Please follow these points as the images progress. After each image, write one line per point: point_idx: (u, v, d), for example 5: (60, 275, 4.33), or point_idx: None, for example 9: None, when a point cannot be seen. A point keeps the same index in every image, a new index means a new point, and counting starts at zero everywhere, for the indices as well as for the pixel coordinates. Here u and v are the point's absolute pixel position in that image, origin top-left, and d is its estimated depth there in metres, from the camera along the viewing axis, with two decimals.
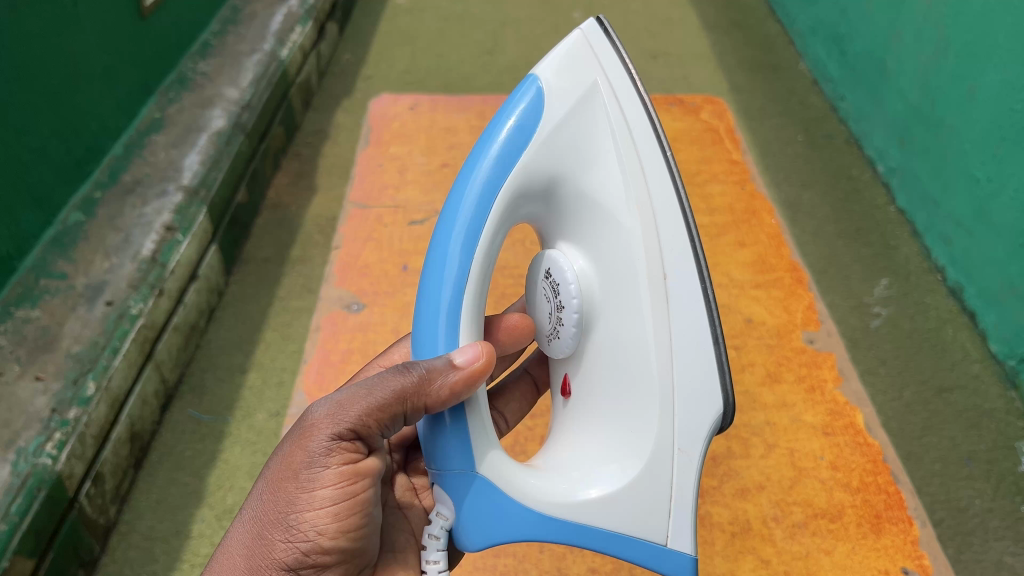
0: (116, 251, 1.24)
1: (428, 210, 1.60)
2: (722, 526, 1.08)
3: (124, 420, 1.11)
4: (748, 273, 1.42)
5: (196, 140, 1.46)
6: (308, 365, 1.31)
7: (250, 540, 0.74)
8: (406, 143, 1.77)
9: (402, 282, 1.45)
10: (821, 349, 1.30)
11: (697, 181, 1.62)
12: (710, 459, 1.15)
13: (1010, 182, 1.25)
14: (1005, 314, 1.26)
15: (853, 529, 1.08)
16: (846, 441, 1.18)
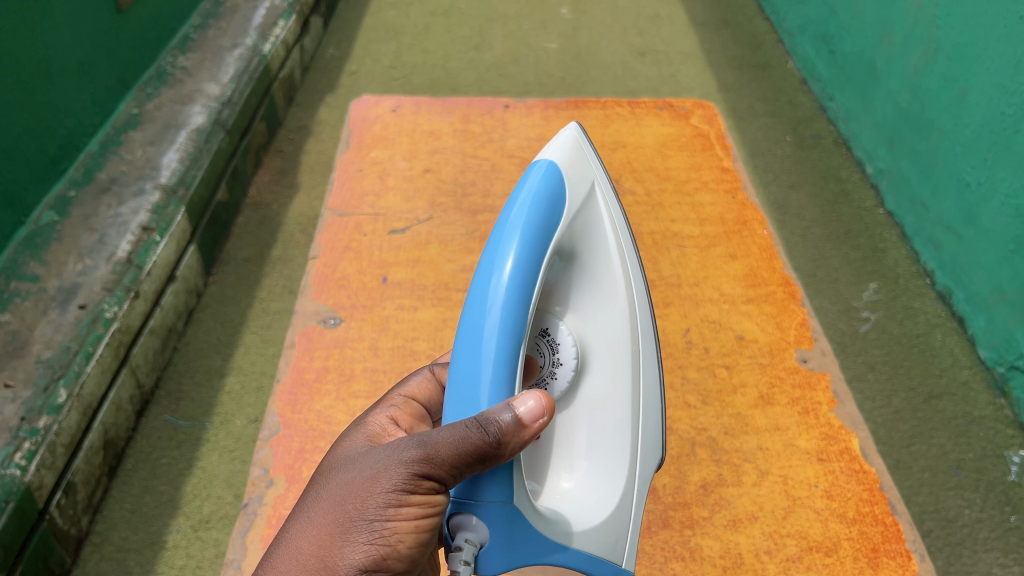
0: (90, 252, 1.21)
1: (407, 218, 1.54)
2: (711, 560, 1.04)
3: (97, 427, 1.08)
4: (739, 288, 1.38)
5: (175, 138, 1.43)
6: (281, 385, 1.25)
7: (318, 554, 0.64)
8: (388, 147, 1.72)
9: (381, 294, 1.38)
10: (814, 368, 1.26)
11: (686, 189, 1.59)
12: (698, 488, 1.11)
13: (1001, 186, 1.23)
14: (995, 320, 1.25)
15: (850, 563, 1.05)
16: (841, 468, 1.14)
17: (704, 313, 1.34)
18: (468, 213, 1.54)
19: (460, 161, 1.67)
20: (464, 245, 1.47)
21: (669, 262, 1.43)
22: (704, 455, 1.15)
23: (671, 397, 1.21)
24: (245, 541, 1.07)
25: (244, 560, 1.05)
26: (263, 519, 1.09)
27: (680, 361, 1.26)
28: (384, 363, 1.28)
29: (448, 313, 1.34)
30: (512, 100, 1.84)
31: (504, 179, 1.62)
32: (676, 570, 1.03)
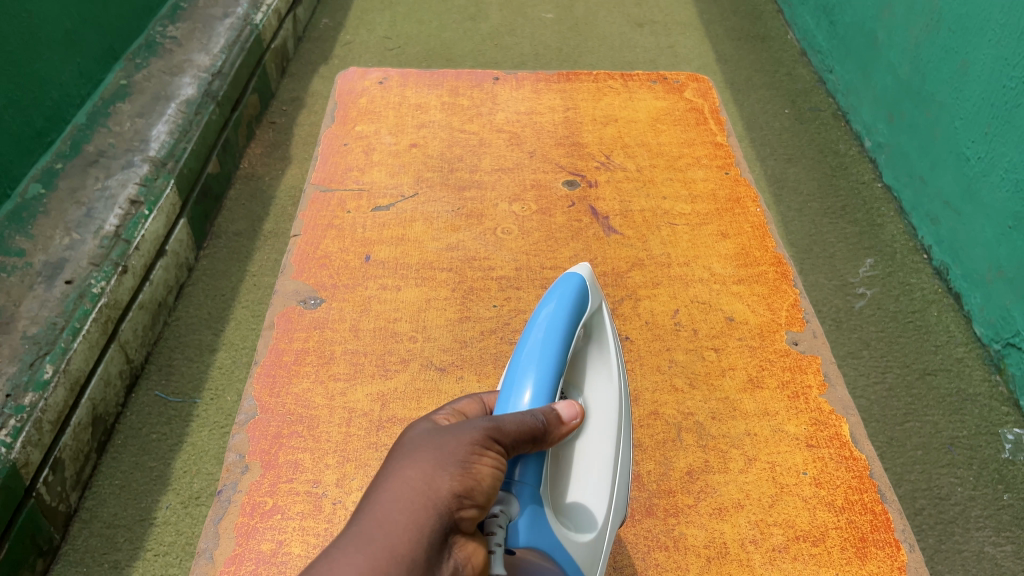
0: (77, 226, 1.19)
1: (394, 194, 1.40)
2: (696, 549, 0.91)
3: (86, 404, 1.07)
4: (730, 268, 1.26)
5: (165, 109, 1.41)
6: (260, 367, 1.10)
7: (418, 481, 0.52)
8: (374, 120, 1.57)
9: (363, 274, 1.24)
10: (805, 352, 1.13)
11: (679, 166, 1.47)
12: (684, 474, 0.98)
13: (1001, 161, 1.22)
14: (992, 297, 1.24)
15: (837, 553, 0.91)
16: (830, 455, 1.01)
17: (693, 294, 1.22)
18: (455, 190, 1.41)
19: (448, 136, 1.54)
20: (450, 222, 1.34)
21: (660, 241, 1.31)
22: (691, 443, 1.02)
23: (658, 380, 1.09)
24: (218, 530, 0.93)
25: (217, 549, 0.90)
26: (236, 506, 0.95)
27: (666, 343, 1.14)
28: (365, 346, 1.13)
29: (433, 293, 1.21)
30: (502, 73, 1.71)
31: (493, 154, 1.50)
32: (660, 564, 0.89)
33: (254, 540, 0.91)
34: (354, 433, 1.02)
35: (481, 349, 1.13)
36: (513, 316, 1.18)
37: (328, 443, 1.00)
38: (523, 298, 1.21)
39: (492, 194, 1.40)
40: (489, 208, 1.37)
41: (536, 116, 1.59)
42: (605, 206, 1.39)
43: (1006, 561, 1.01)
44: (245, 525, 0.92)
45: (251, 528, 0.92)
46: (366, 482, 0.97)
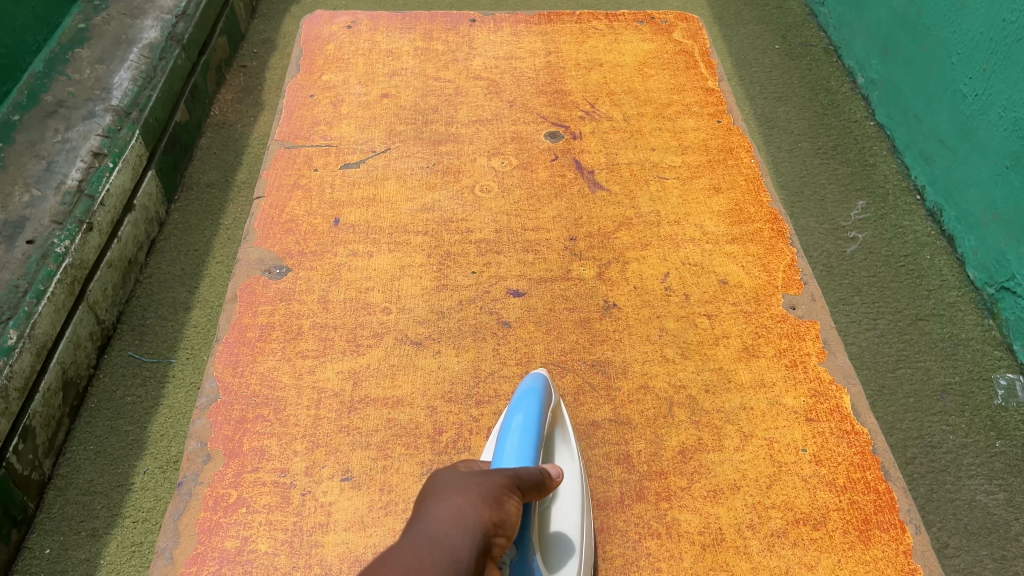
0: (37, 181, 1.15)
1: (364, 148, 1.35)
2: (690, 537, 0.90)
3: (55, 368, 1.03)
4: (723, 225, 1.23)
5: (126, 55, 1.35)
6: (222, 345, 1.08)
7: (465, 505, 0.55)
8: (343, 70, 1.50)
9: (334, 239, 1.20)
10: (803, 317, 1.11)
11: (668, 114, 1.42)
12: (677, 455, 0.97)
13: (999, 98, 1.18)
14: (986, 239, 1.21)
15: (839, 537, 0.91)
16: (830, 429, 1.00)
17: (685, 256, 1.19)
18: (431, 143, 1.36)
19: (422, 85, 1.47)
20: (425, 180, 1.29)
21: (648, 197, 1.27)
22: (683, 419, 1.01)
23: (648, 351, 1.07)
24: (178, 527, 0.92)
25: (177, 549, 0.90)
26: (198, 500, 0.94)
27: (657, 310, 1.12)
28: (336, 319, 1.10)
29: (407, 260, 1.17)
30: (480, 14, 1.64)
31: (470, 104, 1.44)
32: (652, 553, 0.89)
33: (217, 538, 0.90)
34: (324, 417, 1.01)
35: (460, 320, 1.10)
36: (493, 283, 1.15)
37: (296, 428, 0.99)
38: (505, 264, 1.18)
39: (470, 148, 1.35)
40: (467, 163, 1.32)
41: (515, 61, 1.53)
42: (590, 159, 1.34)
43: (997, 509, 0.99)
44: (208, 521, 0.92)
45: (214, 524, 0.91)
46: (340, 469, 0.95)
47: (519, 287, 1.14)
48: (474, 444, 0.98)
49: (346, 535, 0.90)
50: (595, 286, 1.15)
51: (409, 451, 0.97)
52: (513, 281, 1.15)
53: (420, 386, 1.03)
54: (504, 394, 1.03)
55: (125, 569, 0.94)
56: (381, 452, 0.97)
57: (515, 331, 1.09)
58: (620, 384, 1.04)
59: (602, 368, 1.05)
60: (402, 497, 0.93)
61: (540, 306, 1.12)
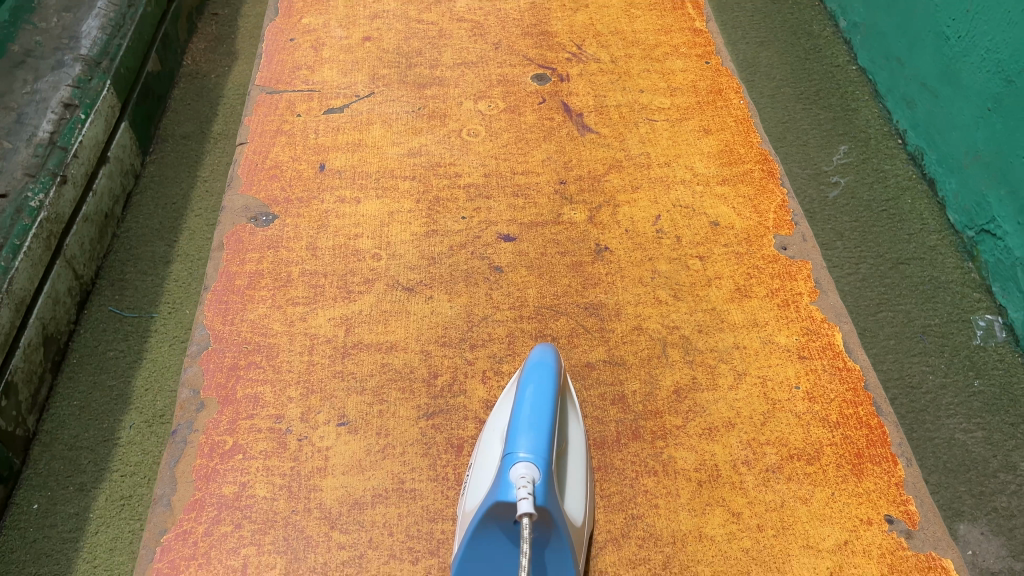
0: (8, 134, 1.12)
1: (348, 94, 1.34)
2: (686, 474, 0.93)
3: (35, 324, 1.02)
4: (712, 166, 1.25)
5: (94, 2, 1.31)
6: (211, 294, 1.09)
7: None
8: (323, 11, 1.49)
9: (320, 185, 1.21)
10: (795, 257, 1.14)
11: (655, 56, 1.43)
12: (672, 394, 1.00)
13: (981, 40, 1.18)
14: (967, 182, 1.21)
15: (832, 471, 0.94)
16: (823, 366, 1.03)
17: (675, 198, 1.21)
18: (416, 88, 1.35)
19: (404, 28, 1.45)
20: (411, 125, 1.29)
21: (638, 139, 1.29)
22: (677, 359, 1.03)
23: (641, 293, 1.09)
24: (174, 474, 0.94)
25: (174, 495, 0.92)
26: (193, 447, 0.96)
27: (647, 251, 1.14)
28: (325, 267, 1.12)
29: (397, 206, 1.18)
30: None
31: (453, 46, 1.43)
32: (649, 490, 0.92)
33: (215, 483, 0.93)
34: (318, 362, 1.03)
35: (451, 264, 1.12)
36: (484, 229, 1.16)
37: (290, 374, 1.01)
38: (495, 209, 1.19)
39: (456, 91, 1.35)
40: (453, 108, 1.32)
41: (499, 3, 1.52)
42: (578, 102, 1.34)
43: (975, 447, 1.01)
44: (205, 468, 0.94)
45: (211, 471, 0.94)
46: (336, 415, 0.98)
47: (510, 232, 1.16)
48: (471, 388, 1.00)
49: (343, 479, 0.93)
50: (587, 230, 1.16)
51: (404, 397, 0.99)
52: (503, 226, 1.17)
53: (414, 330, 1.05)
54: (498, 337, 1.04)
55: (115, 522, 0.94)
56: (377, 397, 0.99)
57: (505, 278, 1.11)
58: (613, 325, 1.06)
59: (595, 311, 1.07)
60: (399, 440, 0.96)
61: (532, 250, 1.14)
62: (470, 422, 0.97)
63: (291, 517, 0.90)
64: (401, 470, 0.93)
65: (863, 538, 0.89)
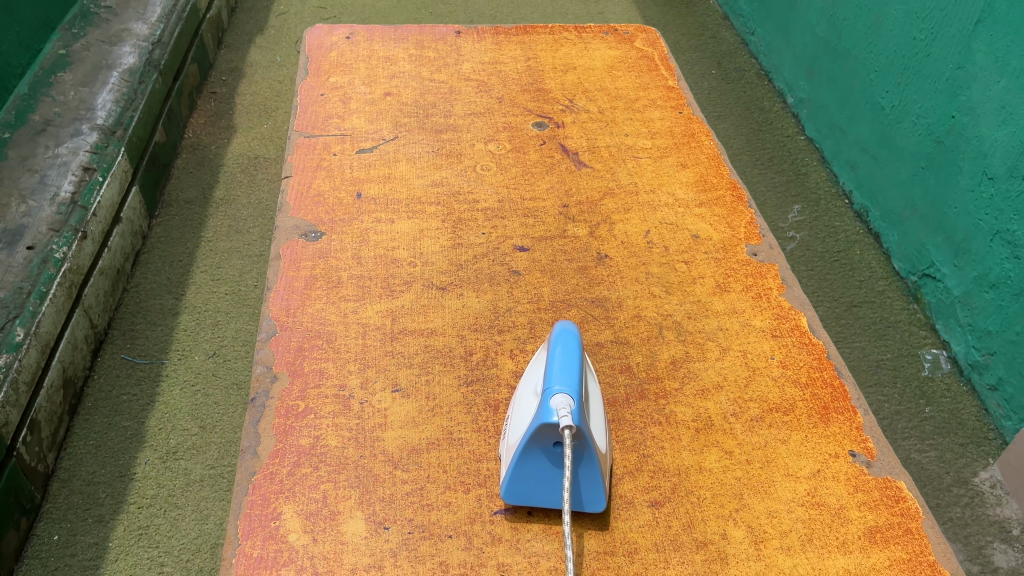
0: (32, 194, 1.20)
1: (376, 138, 1.35)
2: (684, 422, 0.95)
3: (56, 366, 1.08)
4: (691, 193, 1.27)
5: (107, 78, 1.42)
6: (273, 292, 1.07)
7: None
8: (348, 72, 1.50)
9: (358, 210, 1.20)
10: (764, 260, 1.16)
11: (637, 107, 1.46)
12: (669, 364, 1.01)
13: (912, 108, 1.32)
14: (907, 233, 1.34)
15: (805, 419, 0.96)
16: (792, 342, 1.05)
17: (661, 217, 1.23)
18: (433, 132, 1.37)
19: (420, 85, 1.48)
20: (432, 161, 1.31)
21: (627, 172, 1.31)
22: (671, 337, 1.05)
23: (637, 289, 1.11)
24: (257, 430, 0.92)
25: (259, 446, 0.90)
26: (271, 410, 0.94)
27: (642, 258, 1.16)
28: (369, 270, 1.11)
29: (424, 224, 1.19)
30: (463, 25, 1.66)
31: (464, 100, 1.45)
32: (656, 436, 0.93)
33: (293, 437, 0.91)
34: (369, 343, 1.02)
35: (476, 270, 1.13)
36: (501, 241, 1.18)
37: (349, 352, 1.00)
38: (509, 227, 1.21)
39: (468, 135, 1.37)
40: (467, 148, 1.34)
41: (499, 65, 1.55)
42: (574, 144, 1.37)
43: (929, 465, 1.11)
44: (282, 424, 0.92)
45: (288, 427, 0.92)
46: (390, 382, 0.97)
47: (524, 243, 1.18)
48: (501, 361, 1.00)
49: (402, 432, 0.92)
50: (589, 242, 1.18)
51: (444, 368, 0.99)
52: (517, 239, 1.19)
53: (450, 319, 1.05)
54: (521, 323, 1.06)
55: (133, 550, 0.99)
56: (423, 369, 0.99)
57: (524, 279, 1.12)
58: (616, 314, 1.08)
59: (600, 303, 1.09)
60: (445, 402, 0.96)
61: (544, 258, 1.15)
62: (504, 387, 0.98)
63: (360, 460, 0.89)
64: (448, 425, 0.93)
65: (833, 468, 0.91)
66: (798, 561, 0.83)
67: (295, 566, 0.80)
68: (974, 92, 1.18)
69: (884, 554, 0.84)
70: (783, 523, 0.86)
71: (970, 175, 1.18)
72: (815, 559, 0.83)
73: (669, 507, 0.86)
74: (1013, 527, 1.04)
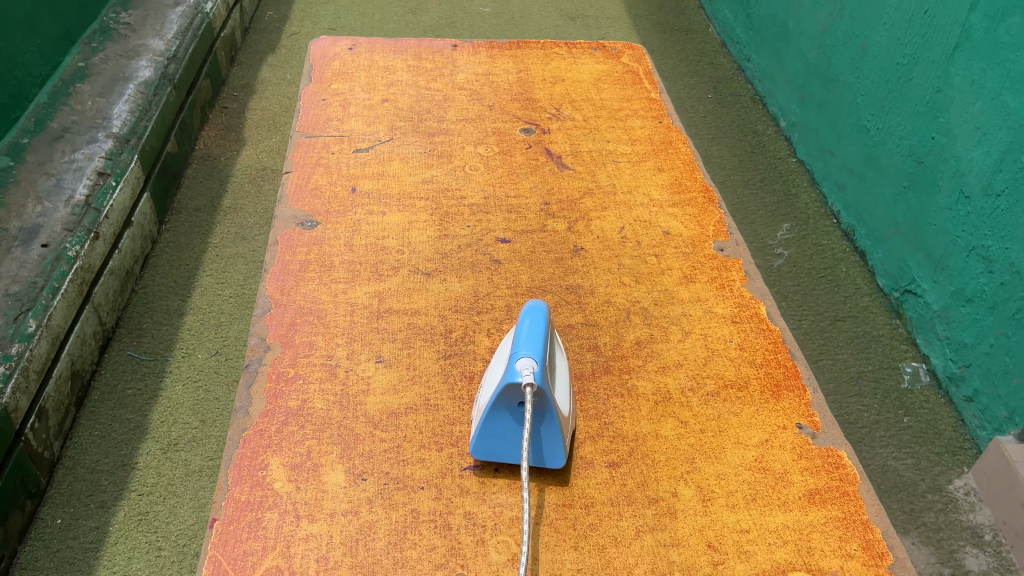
0: (48, 195, 1.26)
1: (373, 138, 1.42)
2: (644, 395, 1.03)
3: (65, 358, 1.13)
4: (665, 193, 1.35)
5: (123, 90, 1.48)
6: (270, 274, 1.16)
7: None
8: (349, 79, 1.57)
9: (353, 203, 1.29)
10: (730, 255, 1.24)
11: (618, 116, 1.53)
12: (633, 344, 1.09)
13: (896, 130, 1.37)
14: (891, 251, 1.38)
15: (757, 395, 1.04)
16: (751, 326, 1.13)
17: (636, 215, 1.30)
18: (427, 136, 1.44)
19: (415, 93, 1.55)
20: (423, 161, 1.38)
21: (606, 174, 1.38)
22: (637, 321, 1.13)
23: (608, 278, 1.19)
24: (248, 390, 1.01)
25: (250, 407, 0.99)
26: (262, 375, 1.02)
27: (615, 251, 1.23)
28: (360, 256, 1.19)
29: (413, 216, 1.27)
30: (460, 40, 1.72)
31: (456, 107, 1.52)
32: (617, 406, 1.01)
33: (282, 399, 0.99)
34: (357, 320, 1.10)
35: (460, 259, 1.21)
36: (484, 234, 1.25)
37: (338, 327, 1.08)
38: (492, 222, 1.28)
39: (459, 138, 1.44)
40: (457, 150, 1.42)
41: (492, 76, 1.61)
42: (557, 148, 1.44)
43: (905, 472, 1.14)
44: (273, 388, 1.00)
45: (278, 390, 1.00)
46: (374, 353, 1.05)
47: (505, 236, 1.25)
48: (477, 338, 1.08)
49: (383, 398, 1.00)
50: (566, 236, 1.25)
51: (426, 344, 1.07)
52: (500, 232, 1.26)
53: (432, 302, 1.13)
54: (497, 307, 1.13)
55: (133, 534, 1.03)
56: (405, 344, 1.07)
57: (504, 267, 1.20)
58: (586, 300, 1.15)
59: (574, 290, 1.17)
60: (423, 371, 1.04)
61: (524, 249, 1.23)
62: (479, 360, 1.05)
63: (342, 421, 0.97)
64: (425, 392, 1.01)
65: (779, 439, 0.99)
66: (741, 516, 0.90)
67: (279, 511, 0.88)
68: (952, 114, 1.23)
69: (820, 513, 0.91)
70: (729, 484, 0.93)
71: (948, 193, 1.23)
72: (757, 516, 0.91)
73: (626, 467, 0.94)
74: (985, 532, 1.07)
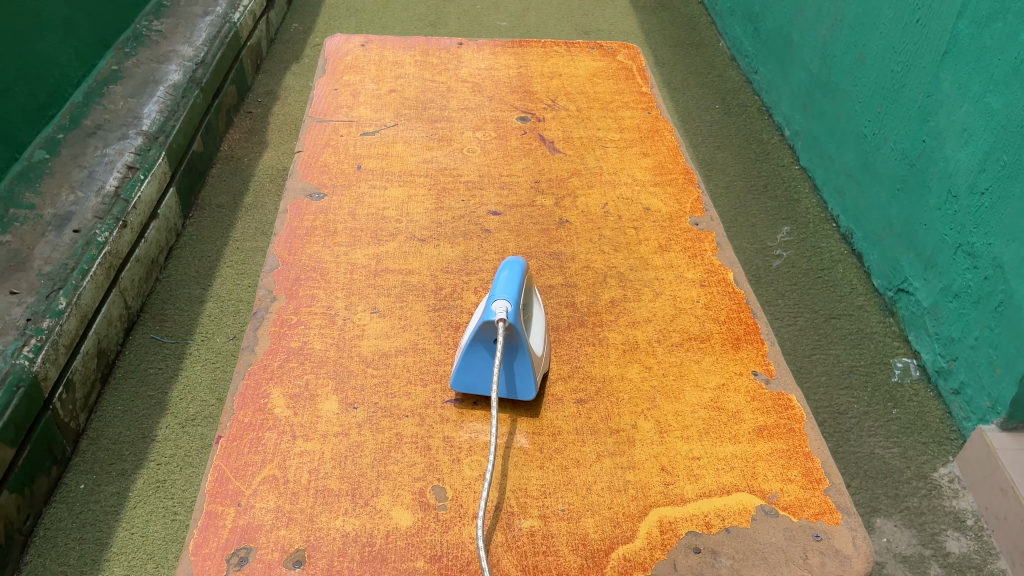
0: (81, 185, 1.34)
1: (379, 125, 1.48)
2: (613, 343, 1.05)
3: (92, 336, 1.20)
4: (648, 175, 1.38)
5: (154, 91, 1.57)
6: (278, 237, 1.20)
7: None
8: (361, 73, 1.63)
9: (356, 178, 1.33)
10: (704, 227, 1.26)
11: (611, 108, 1.57)
12: (608, 303, 1.12)
13: (890, 135, 1.41)
14: (885, 252, 1.42)
15: (718, 345, 1.06)
16: (718, 289, 1.15)
17: (619, 193, 1.34)
18: (428, 122, 1.50)
19: (422, 83, 1.61)
20: (425, 143, 1.43)
21: (595, 158, 1.42)
22: (613, 282, 1.15)
23: (590, 247, 1.22)
24: (256, 332, 1.04)
25: (256, 346, 1.02)
26: (268, 320, 1.06)
27: (597, 225, 1.26)
28: (361, 224, 1.23)
29: (413, 191, 1.31)
30: (466, 39, 1.79)
31: (458, 98, 1.58)
32: (588, 352, 1.04)
33: (285, 341, 1.03)
34: (355, 278, 1.14)
35: (454, 228, 1.25)
36: (477, 206, 1.30)
37: (337, 282, 1.12)
38: (485, 197, 1.33)
39: (459, 125, 1.49)
40: (457, 134, 1.47)
41: (495, 71, 1.67)
42: (551, 134, 1.49)
43: (892, 459, 1.18)
44: (276, 330, 1.04)
45: (281, 333, 1.04)
46: (369, 304, 1.09)
47: (497, 209, 1.30)
48: (465, 295, 1.12)
49: (377, 342, 1.04)
50: (554, 210, 1.29)
51: (417, 298, 1.11)
52: (492, 206, 1.31)
53: (426, 264, 1.17)
54: (485, 269, 1.17)
55: (150, 499, 1.09)
56: (399, 299, 1.11)
57: (492, 236, 1.24)
58: (569, 265, 1.18)
59: (556, 257, 1.20)
60: (415, 323, 1.07)
61: (513, 221, 1.27)
62: (466, 313, 1.09)
63: (339, 359, 1.01)
64: (415, 337, 1.05)
65: (736, 383, 1.01)
66: (693, 447, 0.93)
67: (277, 431, 0.92)
68: (941, 117, 1.28)
69: (768, 445, 0.94)
70: (685, 419, 0.96)
71: (938, 193, 1.27)
72: (708, 446, 0.93)
73: (591, 403, 0.97)
74: (967, 517, 1.10)
